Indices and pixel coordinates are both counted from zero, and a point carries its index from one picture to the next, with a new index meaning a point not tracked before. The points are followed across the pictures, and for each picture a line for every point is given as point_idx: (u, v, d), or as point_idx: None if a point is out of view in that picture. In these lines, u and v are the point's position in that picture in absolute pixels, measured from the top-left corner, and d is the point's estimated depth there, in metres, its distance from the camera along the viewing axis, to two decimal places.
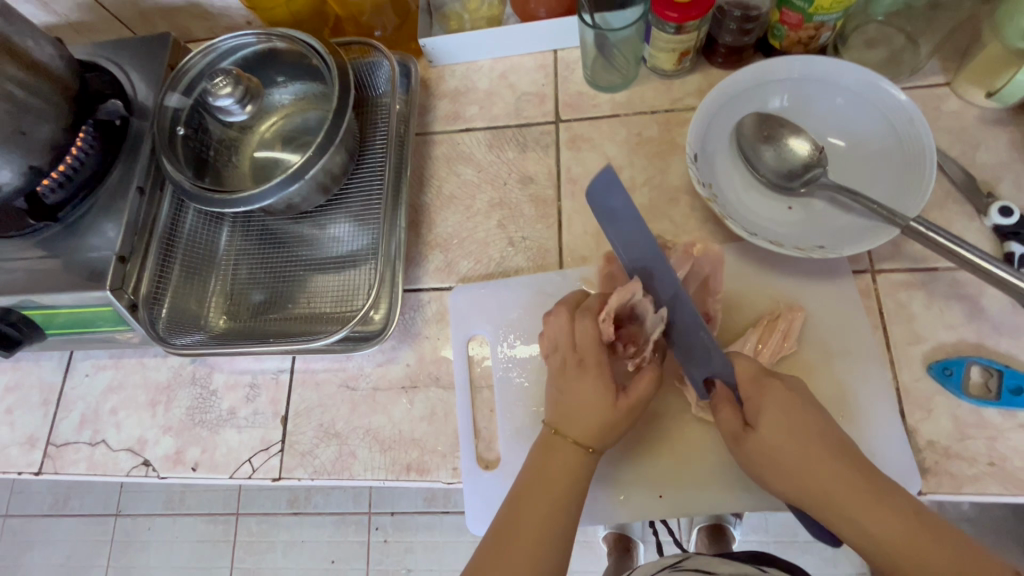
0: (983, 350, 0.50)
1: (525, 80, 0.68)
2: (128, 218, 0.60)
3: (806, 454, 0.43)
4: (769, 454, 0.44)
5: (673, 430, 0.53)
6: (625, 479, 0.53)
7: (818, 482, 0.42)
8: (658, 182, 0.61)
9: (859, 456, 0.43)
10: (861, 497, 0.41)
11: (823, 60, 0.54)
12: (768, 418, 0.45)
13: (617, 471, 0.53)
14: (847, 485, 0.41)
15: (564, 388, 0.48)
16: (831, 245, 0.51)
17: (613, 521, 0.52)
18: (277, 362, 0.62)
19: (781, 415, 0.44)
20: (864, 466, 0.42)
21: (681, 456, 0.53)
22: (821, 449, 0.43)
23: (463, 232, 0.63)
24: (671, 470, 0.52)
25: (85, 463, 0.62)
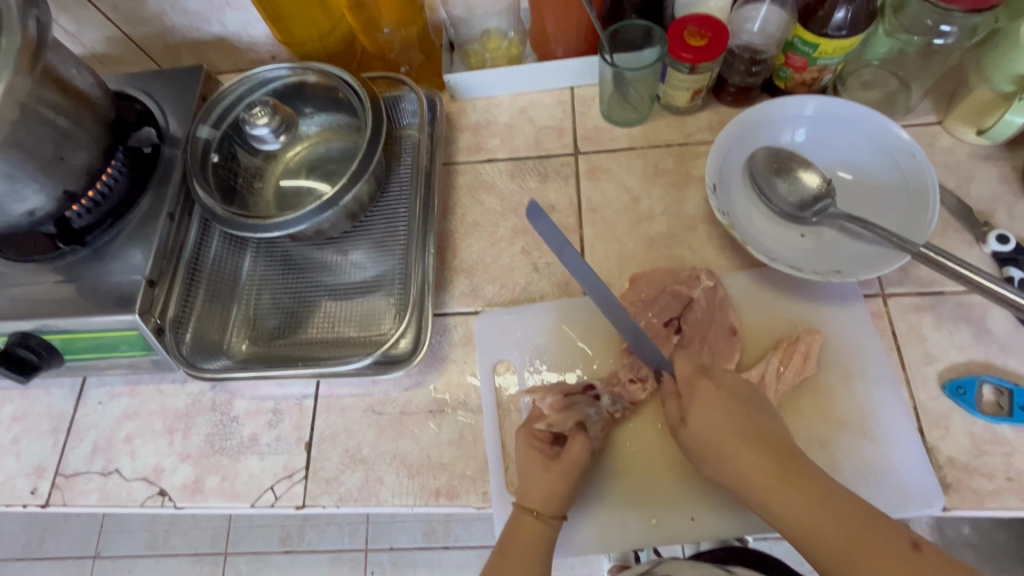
0: (992, 369, 0.52)
1: (543, 115, 0.72)
2: (158, 242, 0.60)
3: (735, 448, 0.46)
4: (703, 452, 0.48)
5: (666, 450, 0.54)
6: (655, 502, 0.52)
7: (749, 473, 0.45)
8: (675, 211, 0.63)
9: (781, 444, 0.46)
10: (780, 482, 0.44)
11: (829, 100, 0.58)
12: (697, 415, 0.49)
13: (646, 494, 0.53)
14: (760, 465, 0.45)
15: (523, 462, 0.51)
16: (846, 269, 0.54)
17: (644, 544, 0.51)
18: (301, 388, 0.62)
19: (710, 412, 0.48)
20: (780, 450, 0.46)
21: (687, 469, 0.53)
22: (729, 440, 0.47)
23: (487, 258, 0.65)
24: (697, 489, 0.52)
25: (96, 494, 0.60)
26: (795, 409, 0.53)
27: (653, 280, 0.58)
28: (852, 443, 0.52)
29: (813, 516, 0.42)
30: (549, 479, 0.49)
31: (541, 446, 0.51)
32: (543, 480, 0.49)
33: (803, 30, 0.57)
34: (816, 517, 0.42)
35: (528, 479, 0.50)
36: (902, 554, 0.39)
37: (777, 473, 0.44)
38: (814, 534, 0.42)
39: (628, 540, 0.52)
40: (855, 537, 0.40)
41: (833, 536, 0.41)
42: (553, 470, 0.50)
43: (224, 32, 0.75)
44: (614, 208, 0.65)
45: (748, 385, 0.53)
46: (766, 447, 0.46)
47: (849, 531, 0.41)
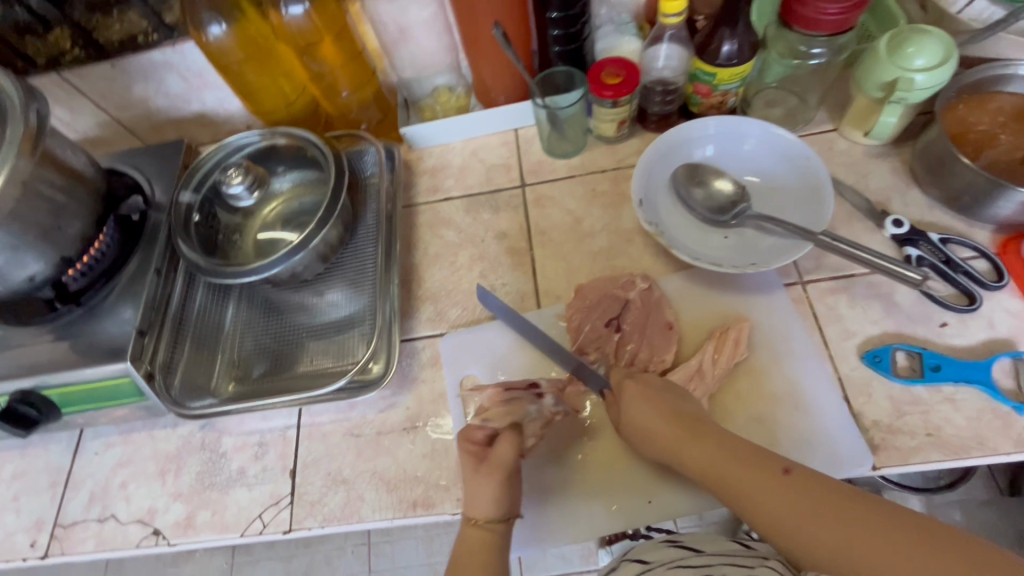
0: (903, 337, 0.58)
1: (492, 154, 0.80)
2: (147, 297, 0.66)
3: (650, 421, 0.53)
4: (638, 436, 0.54)
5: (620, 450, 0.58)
6: (616, 489, 0.57)
7: (674, 443, 0.51)
8: (614, 227, 0.70)
9: (690, 413, 0.53)
10: (687, 440, 0.50)
11: (732, 118, 0.67)
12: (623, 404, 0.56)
13: (608, 483, 0.57)
14: (671, 430, 0.52)
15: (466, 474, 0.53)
16: (762, 261, 0.61)
17: (610, 529, 0.56)
18: (284, 420, 0.66)
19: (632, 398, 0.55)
20: (686, 416, 0.52)
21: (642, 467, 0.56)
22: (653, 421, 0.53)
23: (449, 285, 0.71)
24: (657, 473, 0.57)
25: (93, 540, 0.63)
26: (733, 391, 0.59)
27: (596, 288, 0.63)
28: (788, 416, 0.57)
29: (712, 461, 0.48)
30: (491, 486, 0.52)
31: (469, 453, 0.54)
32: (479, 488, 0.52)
33: (701, 62, 0.66)
34: (715, 461, 0.48)
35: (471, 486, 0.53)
36: (772, 478, 0.44)
37: (687, 435, 0.51)
38: (715, 476, 0.47)
39: (592, 528, 0.56)
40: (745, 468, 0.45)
41: (728, 475, 0.46)
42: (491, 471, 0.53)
43: (203, 109, 0.84)
44: (559, 229, 0.72)
45: (687, 374, 0.58)
46: (675, 416, 0.52)
47: (739, 465, 0.46)
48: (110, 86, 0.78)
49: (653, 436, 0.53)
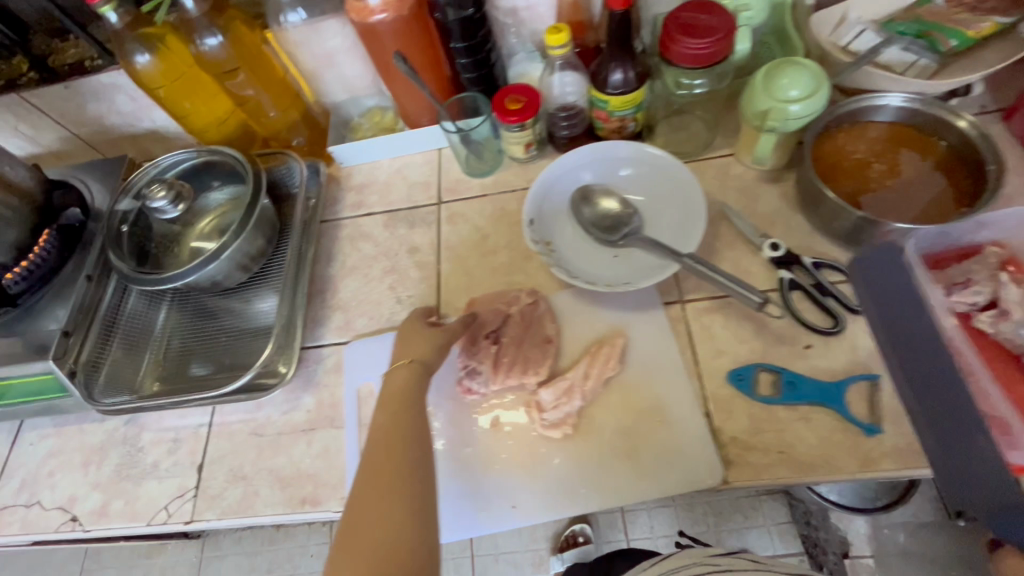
0: (769, 357, 0.61)
1: (415, 172, 0.84)
2: (76, 299, 0.72)
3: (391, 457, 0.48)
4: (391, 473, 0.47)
5: (405, 507, 0.45)
6: (516, 488, 0.59)
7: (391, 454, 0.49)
8: (516, 244, 0.74)
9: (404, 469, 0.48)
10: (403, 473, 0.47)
11: (601, 145, 0.70)
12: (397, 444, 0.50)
13: (508, 483, 0.60)
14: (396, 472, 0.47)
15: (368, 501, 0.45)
16: (635, 280, 0.64)
17: (513, 525, 0.58)
18: (199, 418, 0.71)
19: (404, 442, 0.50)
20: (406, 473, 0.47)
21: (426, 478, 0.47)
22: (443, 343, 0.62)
23: (361, 295, 0.75)
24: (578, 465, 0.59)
25: (19, 524, 0.69)
26: (604, 404, 0.61)
27: (485, 302, 0.67)
28: (652, 429, 0.59)
29: (401, 463, 0.48)
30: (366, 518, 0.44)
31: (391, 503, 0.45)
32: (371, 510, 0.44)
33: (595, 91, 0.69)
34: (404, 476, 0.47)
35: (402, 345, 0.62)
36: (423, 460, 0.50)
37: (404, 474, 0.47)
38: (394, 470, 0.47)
39: (495, 524, 0.58)
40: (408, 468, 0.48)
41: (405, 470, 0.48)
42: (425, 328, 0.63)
43: (153, 126, 0.91)
44: (467, 245, 0.76)
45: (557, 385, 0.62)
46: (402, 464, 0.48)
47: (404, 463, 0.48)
48: (66, 105, 0.85)
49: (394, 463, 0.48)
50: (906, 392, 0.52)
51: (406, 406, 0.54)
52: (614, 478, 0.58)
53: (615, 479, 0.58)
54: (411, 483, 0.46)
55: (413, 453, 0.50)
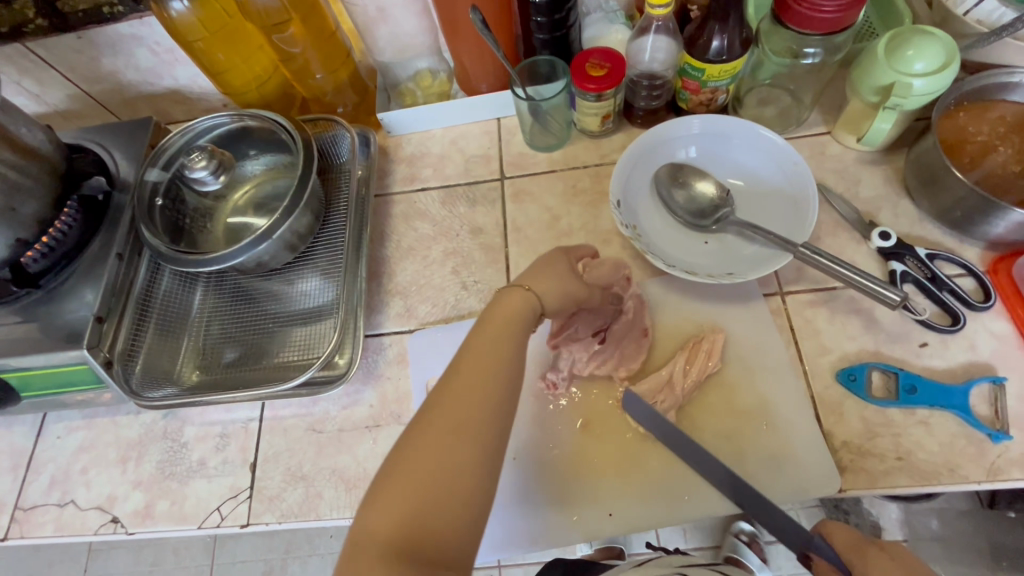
0: (881, 356, 0.56)
1: (472, 144, 0.77)
2: (107, 280, 0.65)
3: (466, 400, 0.41)
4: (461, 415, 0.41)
5: (467, 467, 0.39)
6: (609, 494, 0.55)
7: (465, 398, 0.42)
8: (592, 227, 0.68)
9: (475, 421, 0.41)
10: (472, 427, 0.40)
11: (717, 118, 0.64)
12: (468, 386, 0.42)
13: (600, 489, 0.56)
14: (470, 416, 0.41)
15: (425, 448, 0.39)
16: (739, 271, 0.58)
17: (609, 536, 0.54)
18: (247, 412, 0.65)
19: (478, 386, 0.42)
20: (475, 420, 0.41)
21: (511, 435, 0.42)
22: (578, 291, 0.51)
23: (421, 280, 0.69)
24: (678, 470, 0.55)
25: (52, 525, 0.63)
26: (703, 404, 0.57)
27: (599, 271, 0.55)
28: (758, 433, 0.55)
29: (474, 412, 0.41)
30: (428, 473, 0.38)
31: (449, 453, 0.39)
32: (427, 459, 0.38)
33: (690, 58, 0.62)
34: (472, 428, 0.40)
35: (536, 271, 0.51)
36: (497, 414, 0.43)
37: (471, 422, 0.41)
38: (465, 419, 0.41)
39: (589, 534, 0.54)
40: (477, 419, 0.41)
41: (476, 418, 0.41)
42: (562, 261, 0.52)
43: (175, 85, 0.82)
44: (537, 226, 0.69)
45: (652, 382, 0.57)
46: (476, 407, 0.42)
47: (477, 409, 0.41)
48: (78, 59, 0.75)
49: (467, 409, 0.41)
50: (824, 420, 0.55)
51: (511, 332, 0.46)
52: (719, 486, 0.54)
53: (721, 487, 0.54)
54: (479, 436, 0.40)
55: (489, 397, 0.42)
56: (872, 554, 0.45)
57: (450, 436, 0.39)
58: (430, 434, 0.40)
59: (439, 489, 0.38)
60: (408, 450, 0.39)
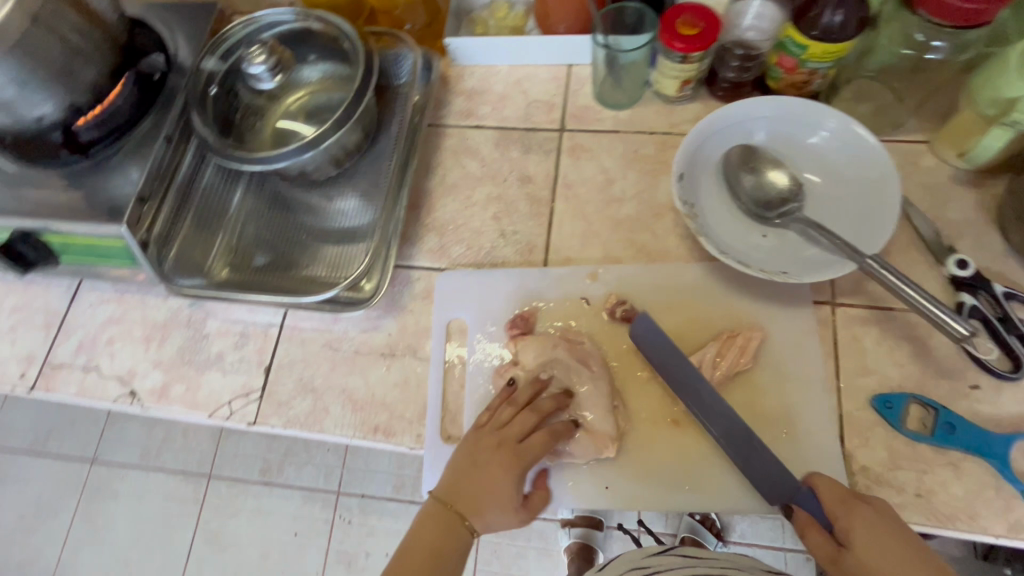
0: (924, 389, 0.53)
1: (538, 88, 0.73)
2: (152, 163, 0.64)
3: (440, 533, 0.50)
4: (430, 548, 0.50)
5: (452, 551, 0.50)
6: (609, 469, 0.55)
7: (432, 536, 0.50)
8: (646, 197, 0.65)
9: (450, 540, 0.50)
10: (451, 530, 0.50)
11: (801, 104, 0.58)
12: (429, 527, 0.51)
13: (602, 462, 0.55)
14: (443, 524, 0.51)
15: (408, 552, 0.50)
16: (794, 272, 0.54)
17: (599, 507, 0.54)
18: (269, 316, 0.66)
19: (438, 531, 0.50)
20: (455, 513, 0.51)
21: (467, 533, 0.51)
22: (511, 416, 0.54)
23: (459, 219, 0.67)
24: (685, 458, 0.54)
25: (75, 386, 0.66)
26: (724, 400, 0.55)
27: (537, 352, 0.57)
28: (775, 439, 0.53)
29: (447, 523, 0.51)
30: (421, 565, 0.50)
31: (443, 546, 0.50)
32: (413, 557, 0.50)
33: (794, 31, 0.56)
34: (444, 540, 0.50)
35: (473, 484, 0.51)
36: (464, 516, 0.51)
37: (449, 529, 0.50)
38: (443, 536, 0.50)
39: (581, 501, 0.55)
40: (441, 546, 0.50)
41: (452, 538, 0.50)
42: (511, 492, 0.51)
43: None
44: (589, 186, 0.66)
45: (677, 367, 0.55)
46: (449, 511, 0.51)
47: (447, 528, 0.50)
48: None
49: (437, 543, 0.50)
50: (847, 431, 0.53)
51: (481, 451, 0.52)
52: (723, 481, 0.53)
53: (726, 485, 0.53)
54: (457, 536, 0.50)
55: (454, 520, 0.50)
56: (862, 511, 0.46)
57: (415, 565, 0.49)
58: (397, 573, 0.49)
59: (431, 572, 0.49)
60: (401, 552, 0.51)
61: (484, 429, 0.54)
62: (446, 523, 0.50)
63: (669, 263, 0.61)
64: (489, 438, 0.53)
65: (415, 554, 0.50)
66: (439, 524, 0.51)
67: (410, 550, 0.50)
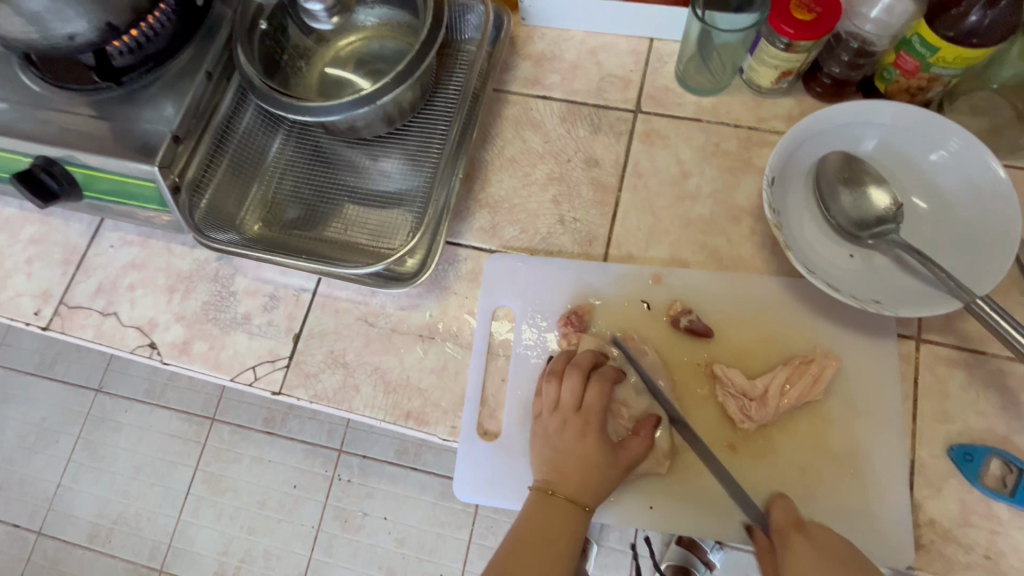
0: (1008, 444, 0.49)
1: (614, 61, 0.66)
2: (190, 99, 0.59)
3: (554, 519, 0.48)
4: (545, 539, 0.47)
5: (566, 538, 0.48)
6: (655, 487, 0.52)
7: (544, 526, 0.48)
8: (723, 198, 0.59)
9: (564, 526, 0.48)
10: (562, 518, 0.48)
11: (918, 112, 0.52)
12: (548, 519, 0.48)
13: (648, 479, 0.52)
14: (560, 512, 0.48)
15: (524, 541, 0.47)
16: (887, 302, 0.49)
17: (638, 526, 0.51)
18: (302, 281, 0.61)
19: (552, 524, 0.48)
20: (563, 500, 0.49)
21: (577, 520, 0.48)
22: (580, 398, 0.51)
23: (515, 198, 0.62)
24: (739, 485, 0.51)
25: (92, 330, 0.62)
26: (787, 428, 0.52)
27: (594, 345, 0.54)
28: (839, 479, 0.50)
29: (556, 511, 0.48)
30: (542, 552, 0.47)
31: (568, 532, 0.48)
32: (530, 551, 0.47)
33: (928, 30, 0.50)
34: (557, 530, 0.48)
35: (564, 459, 0.50)
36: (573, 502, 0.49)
37: (557, 518, 0.48)
38: (554, 522, 0.48)
39: (621, 517, 0.52)
40: (553, 535, 0.48)
41: (564, 523, 0.48)
42: (601, 453, 0.49)
43: None
44: (661, 178, 0.61)
45: (741, 389, 0.51)
46: (561, 499, 0.49)
47: (560, 517, 0.48)
48: None
49: (549, 535, 0.47)
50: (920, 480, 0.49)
51: (570, 433, 0.50)
52: None
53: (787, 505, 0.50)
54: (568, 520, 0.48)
55: (564, 508, 0.48)
56: (795, 541, 0.46)
57: (531, 554, 0.47)
58: (509, 562, 0.47)
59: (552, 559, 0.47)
60: (514, 543, 0.48)
61: (547, 416, 0.52)
62: (550, 510, 0.48)
63: (742, 274, 0.56)
64: (552, 417, 0.51)
65: (532, 544, 0.47)
66: (543, 511, 0.48)
67: (519, 544, 0.47)
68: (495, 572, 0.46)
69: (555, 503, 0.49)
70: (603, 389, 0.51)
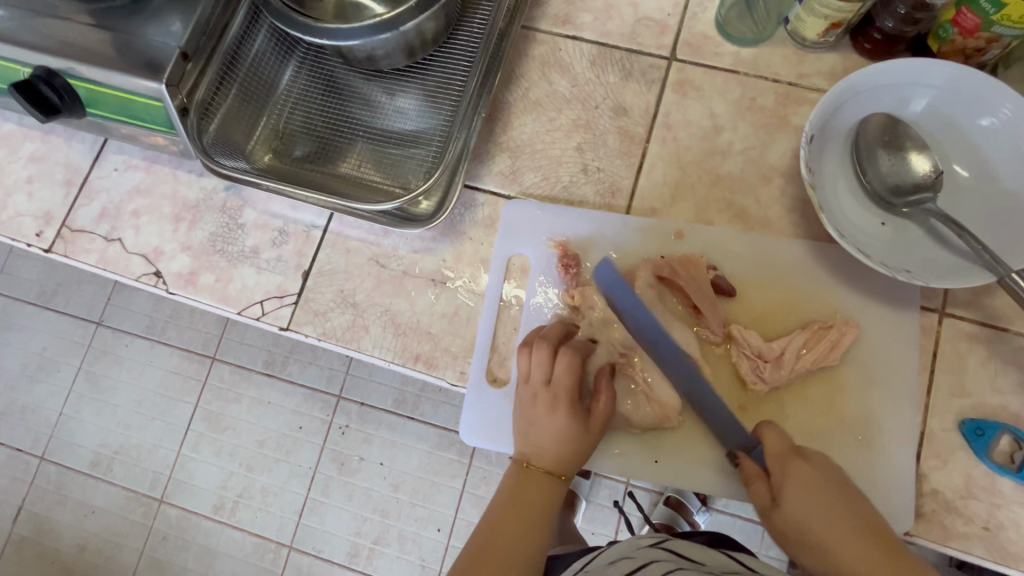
0: (1020, 421, 0.48)
1: (651, 3, 0.62)
2: (199, 14, 0.55)
3: (533, 490, 0.49)
4: (524, 511, 0.48)
5: (543, 510, 0.49)
6: (662, 443, 0.52)
7: (521, 498, 0.49)
8: (756, 156, 0.57)
9: (542, 497, 0.49)
10: (540, 490, 0.49)
11: (972, 74, 0.49)
12: (527, 492, 0.49)
13: (656, 435, 0.52)
14: (538, 486, 0.49)
15: (504, 513, 0.48)
16: (918, 273, 0.48)
17: (645, 480, 0.52)
18: (313, 217, 0.59)
19: (530, 496, 0.49)
20: (540, 472, 0.49)
21: (556, 489, 0.50)
22: (549, 369, 0.50)
23: (538, 143, 0.59)
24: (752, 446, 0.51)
25: (96, 256, 0.61)
26: (800, 392, 0.51)
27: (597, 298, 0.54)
28: (846, 445, 0.50)
29: (533, 482, 0.49)
30: (524, 520, 0.48)
31: (549, 501, 0.49)
32: (511, 523, 0.48)
33: None
34: (535, 502, 0.49)
35: (537, 431, 0.50)
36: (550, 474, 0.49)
37: (536, 490, 0.49)
38: (530, 495, 0.49)
39: (627, 471, 0.52)
40: (532, 509, 0.48)
41: (540, 494, 0.49)
42: (572, 425, 0.49)
43: None
44: (691, 131, 0.58)
45: (756, 351, 0.50)
46: (539, 473, 0.49)
47: (537, 488, 0.49)
48: None
49: (529, 506, 0.48)
50: (929, 454, 0.49)
51: (545, 405, 0.50)
52: None
53: None
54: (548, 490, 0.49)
55: (543, 480, 0.49)
56: (795, 468, 0.46)
57: (511, 526, 0.48)
58: (490, 534, 0.47)
59: (534, 528, 0.48)
60: (495, 515, 0.48)
61: (519, 387, 0.52)
62: (528, 482, 0.49)
63: (769, 236, 0.54)
64: (524, 389, 0.51)
65: (511, 517, 0.48)
66: (522, 482, 0.49)
67: (498, 514, 0.48)
68: (476, 541, 0.48)
69: (534, 476, 0.49)
70: (570, 360, 0.50)
